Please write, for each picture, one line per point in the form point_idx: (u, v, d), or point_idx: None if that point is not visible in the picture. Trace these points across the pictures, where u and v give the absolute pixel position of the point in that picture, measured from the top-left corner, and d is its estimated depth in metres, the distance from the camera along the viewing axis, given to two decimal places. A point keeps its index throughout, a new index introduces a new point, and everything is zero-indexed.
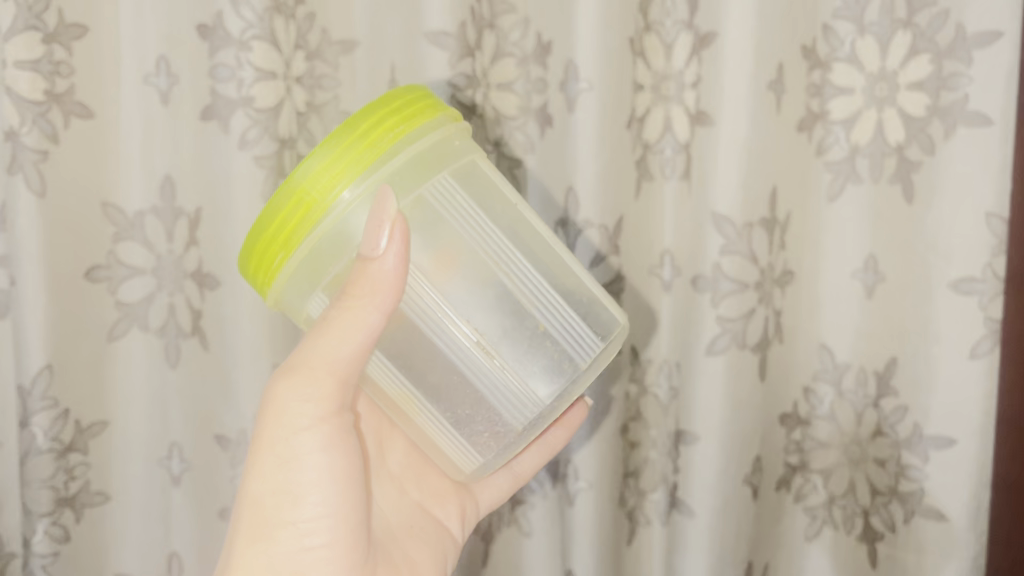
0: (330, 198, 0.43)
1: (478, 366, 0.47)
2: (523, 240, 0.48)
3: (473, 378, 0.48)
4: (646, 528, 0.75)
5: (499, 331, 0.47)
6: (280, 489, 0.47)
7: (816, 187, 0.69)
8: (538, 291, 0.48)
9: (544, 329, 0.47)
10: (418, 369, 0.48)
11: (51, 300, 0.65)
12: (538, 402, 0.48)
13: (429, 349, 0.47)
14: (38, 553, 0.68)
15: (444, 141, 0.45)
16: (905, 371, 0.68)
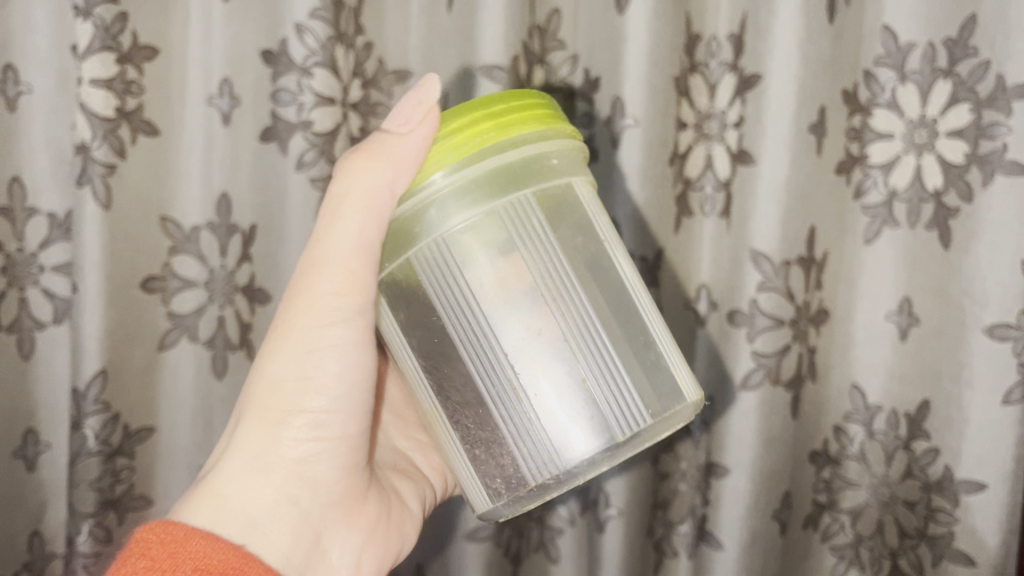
0: (421, 181, 0.43)
1: (495, 373, 0.42)
2: (590, 278, 0.43)
3: (492, 405, 0.43)
4: (672, 559, 0.75)
5: (565, 343, 0.42)
6: (298, 390, 0.47)
7: (852, 229, 0.71)
8: (587, 326, 0.42)
9: (587, 383, 0.42)
10: (433, 353, 0.44)
11: (108, 308, 0.67)
12: (559, 465, 0.42)
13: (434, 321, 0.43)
14: (81, 552, 0.70)
15: (540, 156, 0.43)
16: (937, 414, 0.69)
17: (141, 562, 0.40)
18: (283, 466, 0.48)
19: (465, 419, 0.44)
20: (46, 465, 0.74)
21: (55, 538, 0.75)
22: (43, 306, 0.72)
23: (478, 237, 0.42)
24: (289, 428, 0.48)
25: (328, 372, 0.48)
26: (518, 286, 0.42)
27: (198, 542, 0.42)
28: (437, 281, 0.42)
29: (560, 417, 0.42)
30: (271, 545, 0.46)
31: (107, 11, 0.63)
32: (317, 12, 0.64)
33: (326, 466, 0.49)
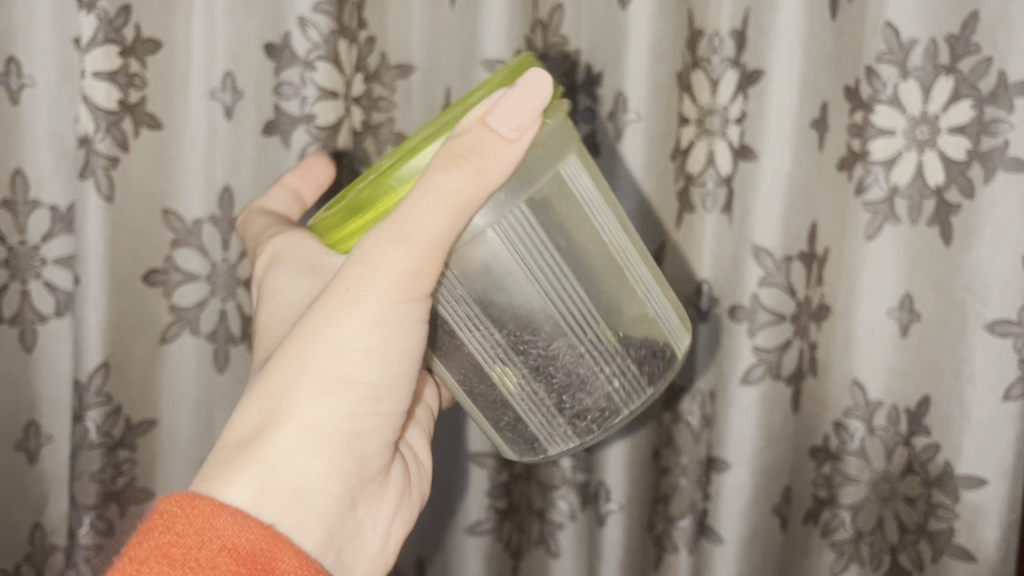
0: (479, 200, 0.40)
1: (582, 330, 0.43)
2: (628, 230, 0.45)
3: (586, 357, 0.44)
4: (672, 554, 0.74)
5: (625, 287, 0.44)
6: (363, 361, 0.41)
7: (853, 226, 0.71)
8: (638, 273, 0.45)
9: (650, 317, 0.45)
10: (512, 318, 0.42)
11: (111, 300, 0.67)
12: (644, 390, 0.45)
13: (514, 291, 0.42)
14: (82, 544, 0.70)
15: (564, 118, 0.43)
16: (937, 410, 0.69)
17: (166, 538, 0.34)
18: (335, 438, 0.41)
19: (551, 380, 0.44)
20: (48, 457, 0.75)
21: (56, 531, 0.75)
22: (46, 300, 0.72)
23: (550, 212, 0.41)
24: (343, 400, 0.41)
25: (396, 345, 0.41)
26: (588, 241, 0.42)
27: (225, 518, 0.35)
28: (523, 241, 0.41)
29: (637, 354, 0.45)
30: (311, 526, 0.40)
31: (111, 4, 0.63)
32: (320, 5, 0.64)
33: (376, 439, 0.43)
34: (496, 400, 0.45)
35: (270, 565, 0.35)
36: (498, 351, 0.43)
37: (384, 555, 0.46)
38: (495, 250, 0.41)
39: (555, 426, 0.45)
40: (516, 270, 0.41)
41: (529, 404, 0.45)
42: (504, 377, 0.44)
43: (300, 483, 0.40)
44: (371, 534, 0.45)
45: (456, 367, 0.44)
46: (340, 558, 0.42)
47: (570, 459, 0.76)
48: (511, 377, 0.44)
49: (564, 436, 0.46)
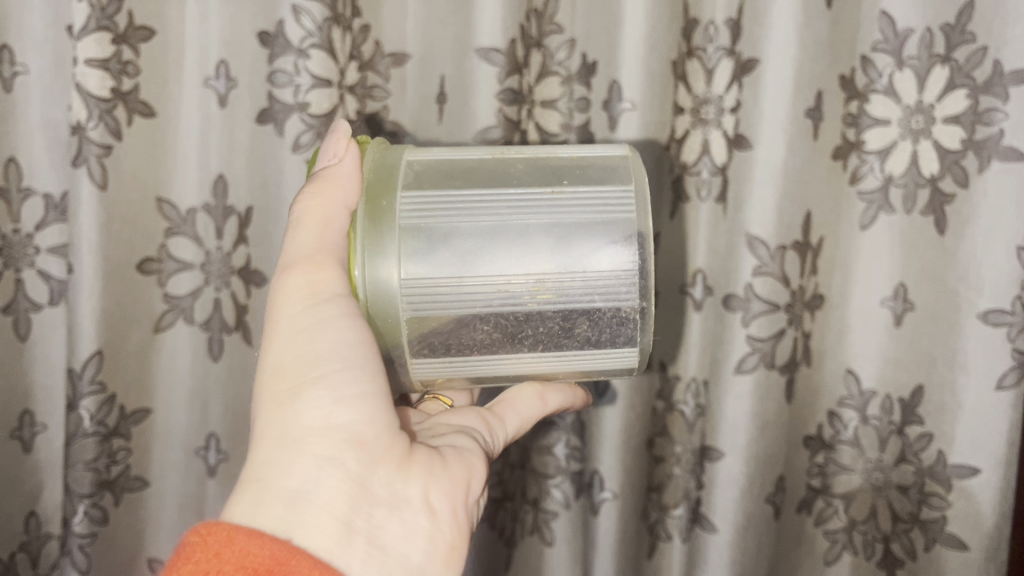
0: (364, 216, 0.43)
1: (531, 213, 0.42)
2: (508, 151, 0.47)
3: (552, 224, 0.42)
4: (666, 543, 0.76)
5: (531, 168, 0.44)
6: (304, 365, 0.42)
7: (848, 215, 0.71)
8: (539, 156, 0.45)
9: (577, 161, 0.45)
10: (482, 247, 0.42)
11: (105, 289, 0.66)
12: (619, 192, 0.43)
13: (461, 227, 0.42)
14: (77, 532, 0.70)
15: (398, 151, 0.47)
16: (931, 399, 0.69)
17: (185, 567, 0.35)
18: (310, 434, 0.41)
19: (553, 266, 0.42)
20: (43, 446, 0.75)
21: (51, 520, 0.75)
22: (39, 289, 0.72)
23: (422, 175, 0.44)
24: (303, 398, 0.41)
25: (329, 334, 0.42)
26: (468, 172, 0.44)
27: (242, 538, 0.36)
28: (438, 201, 0.43)
29: (589, 184, 0.43)
30: (319, 522, 0.39)
31: None
32: None
33: (365, 421, 0.42)
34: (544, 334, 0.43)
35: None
36: (501, 291, 0.42)
37: (441, 532, 0.42)
38: (418, 211, 0.42)
39: (612, 269, 0.42)
40: (446, 214, 0.42)
41: (583, 286, 0.42)
42: (536, 299, 0.42)
43: (294, 486, 0.40)
44: (417, 513, 0.42)
45: (497, 347, 0.44)
46: (365, 549, 0.39)
47: (564, 448, 0.75)
48: (539, 291, 0.42)
49: (625, 267, 0.42)
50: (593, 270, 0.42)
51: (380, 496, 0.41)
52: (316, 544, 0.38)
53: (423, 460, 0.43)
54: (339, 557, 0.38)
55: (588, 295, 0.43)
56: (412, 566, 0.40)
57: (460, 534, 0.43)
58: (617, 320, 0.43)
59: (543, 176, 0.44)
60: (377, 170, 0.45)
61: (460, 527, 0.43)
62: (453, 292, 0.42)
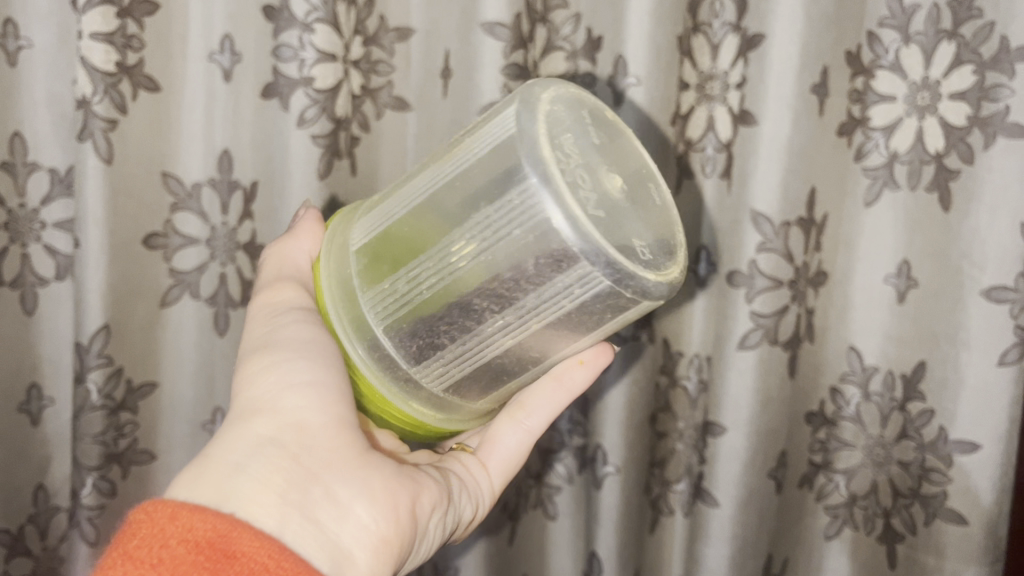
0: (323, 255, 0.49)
1: (439, 185, 0.43)
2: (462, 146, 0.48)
3: (457, 186, 0.42)
4: (668, 517, 0.77)
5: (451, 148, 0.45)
6: (262, 358, 0.46)
7: (852, 191, 0.72)
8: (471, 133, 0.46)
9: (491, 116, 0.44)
10: (408, 233, 0.44)
11: (111, 263, 0.67)
12: (503, 122, 0.41)
13: (394, 224, 0.45)
14: (85, 505, 0.70)
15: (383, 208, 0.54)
16: (932, 375, 0.70)
17: (131, 543, 0.35)
18: (260, 415, 0.43)
19: (466, 222, 0.41)
20: (50, 419, 0.75)
21: (59, 492, 0.76)
22: (46, 264, 0.73)
23: (375, 200, 0.48)
24: (258, 384, 0.45)
25: (283, 333, 0.47)
26: (405, 179, 0.47)
27: (185, 514, 0.36)
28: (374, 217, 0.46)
29: (484, 131, 0.42)
30: (255, 493, 0.40)
31: None
32: None
33: (313, 410, 0.44)
34: (482, 294, 0.42)
35: (233, 548, 0.36)
36: (431, 262, 0.43)
37: (374, 528, 0.43)
38: (363, 232, 0.46)
39: (510, 196, 0.39)
40: (382, 220, 0.45)
41: (493, 231, 0.40)
42: (464, 259, 0.41)
43: (235, 458, 0.41)
44: (354, 508, 0.43)
45: (461, 325, 0.43)
46: (294, 526, 0.40)
47: (568, 422, 0.77)
48: (461, 249, 0.41)
49: (519, 186, 0.39)
50: (496, 208, 0.40)
51: (319, 483, 0.42)
52: (249, 511, 0.39)
53: (369, 461, 0.44)
54: (268, 525, 0.39)
55: (499, 238, 0.40)
56: (337, 550, 0.41)
57: (396, 534, 0.44)
58: (549, 247, 0.39)
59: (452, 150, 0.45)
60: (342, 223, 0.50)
61: (397, 528, 0.44)
62: (399, 281, 0.44)
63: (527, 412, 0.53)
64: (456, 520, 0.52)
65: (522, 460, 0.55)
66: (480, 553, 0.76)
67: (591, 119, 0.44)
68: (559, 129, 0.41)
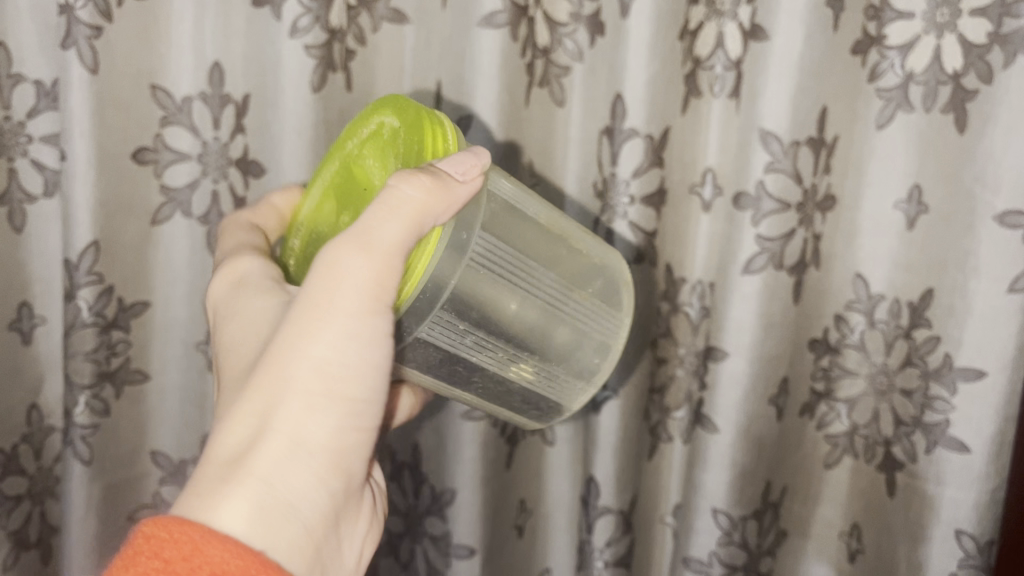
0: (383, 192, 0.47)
1: (537, 304, 0.50)
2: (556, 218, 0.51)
3: (539, 319, 0.50)
4: (666, 444, 0.76)
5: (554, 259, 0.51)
6: (342, 374, 0.41)
7: (864, 115, 0.68)
8: (568, 240, 0.52)
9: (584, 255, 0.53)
10: (490, 320, 0.48)
11: (99, 178, 0.65)
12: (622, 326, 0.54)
13: (495, 301, 0.48)
14: (79, 423, 0.69)
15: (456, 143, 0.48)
16: (939, 303, 0.68)
17: (151, 564, 0.33)
18: (321, 454, 0.41)
19: (529, 348, 0.50)
20: (42, 339, 0.74)
21: (55, 412, 0.76)
22: (33, 179, 0.71)
23: (489, 226, 0.47)
24: (321, 412, 0.41)
25: (367, 354, 0.42)
26: (524, 242, 0.49)
27: (215, 546, 0.34)
28: (492, 252, 0.47)
29: (583, 301, 0.52)
30: (301, 542, 0.39)
31: None
32: None
33: (358, 456, 0.43)
34: (502, 387, 0.51)
35: None
36: (503, 353, 0.50)
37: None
38: (474, 274, 0.46)
39: (576, 382, 0.53)
40: (489, 275, 0.47)
41: (547, 376, 0.52)
42: (517, 368, 0.51)
43: (291, 498, 0.39)
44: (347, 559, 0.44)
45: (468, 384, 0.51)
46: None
47: None
48: (524, 366, 0.51)
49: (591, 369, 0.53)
50: (551, 355, 0.51)
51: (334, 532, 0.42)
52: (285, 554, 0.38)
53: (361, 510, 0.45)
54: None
55: (542, 377, 0.52)
56: None
57: None
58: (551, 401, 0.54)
59: (580, 283, 0.52)
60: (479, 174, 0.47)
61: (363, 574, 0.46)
62: (467, 337, 0.48)
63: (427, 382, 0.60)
64: None
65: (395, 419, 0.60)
66: (475, 477, 0.74)
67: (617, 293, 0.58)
68: None
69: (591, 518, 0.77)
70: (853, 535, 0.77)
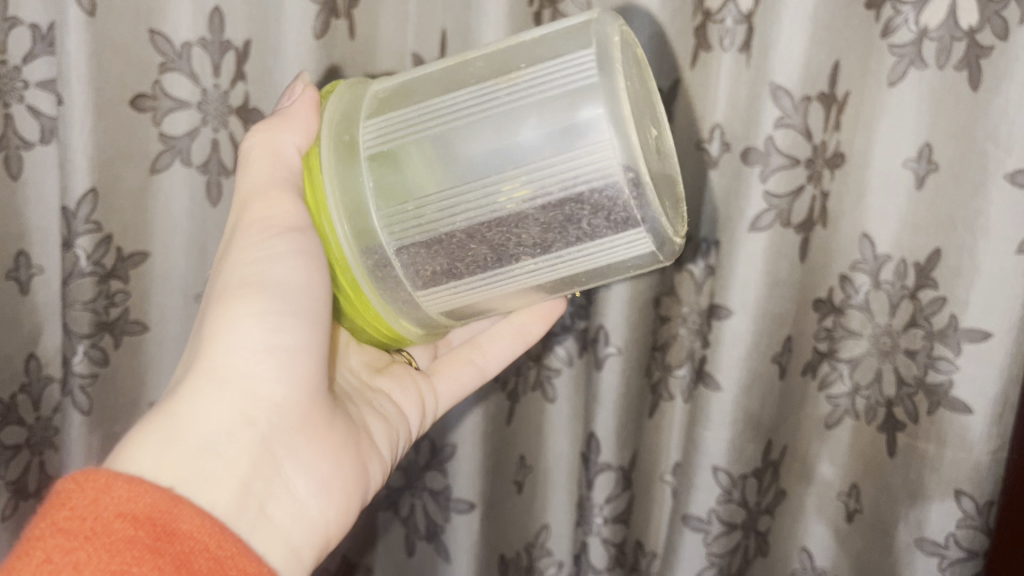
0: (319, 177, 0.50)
1: (478, 126, 0.47)
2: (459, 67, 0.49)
3: (496, 142, 0.46)
4: (667, 402, 0.79)
5: (475, 88, 0.47)
6: (249, 299, 0.47)
7: (876, 70, 0.67)
8: (489, 66, 0.48)
9: (515, 57, 0.48)
10: (444, 177, 0.48)
11: (96, 123, 0.63)
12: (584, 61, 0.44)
13: (433, 159, 0.48)
14: (78, 373, 0.70)
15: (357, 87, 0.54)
16: (947, 263, 0.67)
17: (60, 514, 0.36)
18: (234, 385, 0.45)
19: (506, 173, 0.46)
20: (40, 289, 0.74)
21: (53, 362, 0.75)
22: (30, 125, 0.69)
23: (387, 107, 0.50)
24: (238, 336, 0.46)
25: (278, 270, 0.47)
26: (421, 103, 0.48)
27: (121, 486, 0.37)
28: (398, 118, 0.49)
29: (532, 81, 0.45)
30: (221, 474, 0.43)
31: None
32: None
33: (282, 387, 0.47)
34: (509, 223, 0.47)
35: (168, 525, 0.37)
36: (474, 196, 0.47)
37: (322, 522, 0.48)
38: (394, 145, 0.48)
39: (579, 147, 0.44)
40: (410, 141, 0.48)
41: (555, 177, 0.45)
42: (515, 198, 0.46)
43: (206, 433, 0.43)
44: (303, 496, 0.47)
45: (489, 257, 0.49)
46: (255, 514, 0.44)
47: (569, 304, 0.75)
48: (516, 187, 0.46)
49: (594, 139, 0.44)
50: (545, 164, 0.45)
51: (277, 470, 0.46)
52: (204, 493, 0.42)
53: (320, 445, 0.49)
54: (232, 516, 0.43)
55: (551, 186, 0.46)
56: (288, 538, 0.45)
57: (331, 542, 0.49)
58: (606, 200, 0.45)
59: (514, 73, 0.47)
60: (342, 105, 0.52)
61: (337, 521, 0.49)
62: (429, 206, 0.48)
63: (484, 354, 0.66)
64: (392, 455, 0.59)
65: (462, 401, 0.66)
66: (476, 429, 0.74)
67: (632, 58, 0.46)
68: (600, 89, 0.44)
69: (591, 475, 0.76)
70: (851, 495, 0.77)
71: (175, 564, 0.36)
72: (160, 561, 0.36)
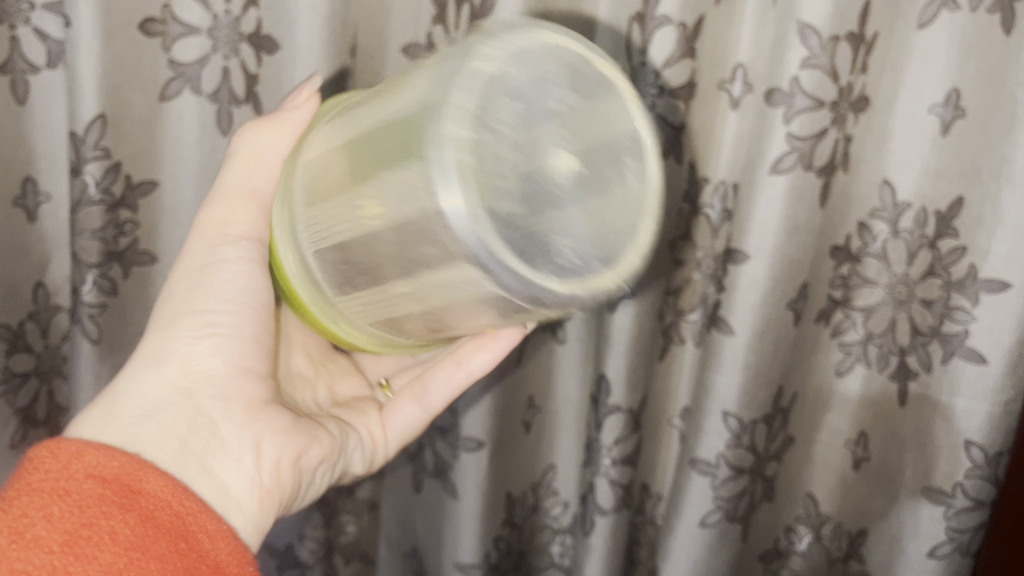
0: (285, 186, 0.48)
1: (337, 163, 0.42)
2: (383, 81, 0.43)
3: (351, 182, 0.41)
4: (678, 346, 0.78)
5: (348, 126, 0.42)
6: (191, 292, 0.48)
7: (906, 10, 0.65)
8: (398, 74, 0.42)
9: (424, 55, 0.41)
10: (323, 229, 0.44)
11: (105, 46, 0.62)
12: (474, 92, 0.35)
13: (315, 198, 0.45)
14: (87, 302, 0.69)
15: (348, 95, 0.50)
16: (969, 211, 0.66)
17: (35, 477, 0.39)
18: (173, 364, 0.47)
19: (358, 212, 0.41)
20: (47, 217, 0.73)
21: (61, 291, 0.75)
22: (36, 48, 0.67)
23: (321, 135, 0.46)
24: (180, 329, 0.48)
25: (221, 273, 0.49)
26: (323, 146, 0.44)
27: (90, 452, 0.40)
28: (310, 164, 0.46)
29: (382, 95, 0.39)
30: (156, 437, 0.44)
31: None
32: None
33: (219, 365, 0.48)
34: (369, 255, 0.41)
35: (135, 483, 0.40)
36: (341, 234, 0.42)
37: (258, 478, 0.48)
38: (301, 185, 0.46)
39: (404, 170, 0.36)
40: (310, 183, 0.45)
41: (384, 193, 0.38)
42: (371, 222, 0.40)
43: (145, 405, 0.45)
44: (240, 456, 0.47)
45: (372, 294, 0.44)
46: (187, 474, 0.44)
47: None
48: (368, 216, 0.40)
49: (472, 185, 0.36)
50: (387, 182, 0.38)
51: (215, 434, 0.47)
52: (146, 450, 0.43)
53: (263, 415, 0.50)
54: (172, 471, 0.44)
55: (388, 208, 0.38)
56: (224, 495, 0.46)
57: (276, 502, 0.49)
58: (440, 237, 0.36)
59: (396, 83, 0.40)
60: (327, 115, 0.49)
61: (279, 481, 0.49)
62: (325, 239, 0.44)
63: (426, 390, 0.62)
64: (343, 470, 0.58)
65: (416, 435, 0.63)
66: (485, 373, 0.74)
67: (557, 77, 0.39)
68: (495, 108, 0.36)
69: (600, 416, 0.76)
70: (859, 443, 0.77)
71: (141, 518, 0.39)
72: (127, 515, 0.38)
